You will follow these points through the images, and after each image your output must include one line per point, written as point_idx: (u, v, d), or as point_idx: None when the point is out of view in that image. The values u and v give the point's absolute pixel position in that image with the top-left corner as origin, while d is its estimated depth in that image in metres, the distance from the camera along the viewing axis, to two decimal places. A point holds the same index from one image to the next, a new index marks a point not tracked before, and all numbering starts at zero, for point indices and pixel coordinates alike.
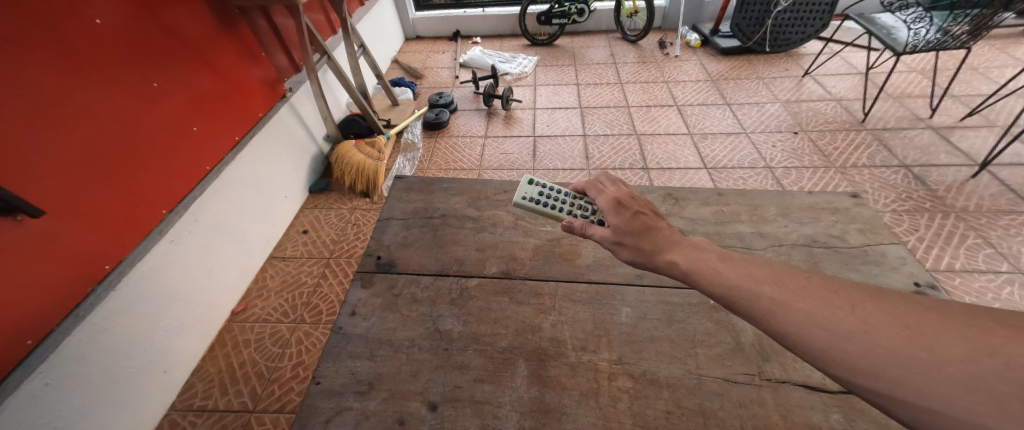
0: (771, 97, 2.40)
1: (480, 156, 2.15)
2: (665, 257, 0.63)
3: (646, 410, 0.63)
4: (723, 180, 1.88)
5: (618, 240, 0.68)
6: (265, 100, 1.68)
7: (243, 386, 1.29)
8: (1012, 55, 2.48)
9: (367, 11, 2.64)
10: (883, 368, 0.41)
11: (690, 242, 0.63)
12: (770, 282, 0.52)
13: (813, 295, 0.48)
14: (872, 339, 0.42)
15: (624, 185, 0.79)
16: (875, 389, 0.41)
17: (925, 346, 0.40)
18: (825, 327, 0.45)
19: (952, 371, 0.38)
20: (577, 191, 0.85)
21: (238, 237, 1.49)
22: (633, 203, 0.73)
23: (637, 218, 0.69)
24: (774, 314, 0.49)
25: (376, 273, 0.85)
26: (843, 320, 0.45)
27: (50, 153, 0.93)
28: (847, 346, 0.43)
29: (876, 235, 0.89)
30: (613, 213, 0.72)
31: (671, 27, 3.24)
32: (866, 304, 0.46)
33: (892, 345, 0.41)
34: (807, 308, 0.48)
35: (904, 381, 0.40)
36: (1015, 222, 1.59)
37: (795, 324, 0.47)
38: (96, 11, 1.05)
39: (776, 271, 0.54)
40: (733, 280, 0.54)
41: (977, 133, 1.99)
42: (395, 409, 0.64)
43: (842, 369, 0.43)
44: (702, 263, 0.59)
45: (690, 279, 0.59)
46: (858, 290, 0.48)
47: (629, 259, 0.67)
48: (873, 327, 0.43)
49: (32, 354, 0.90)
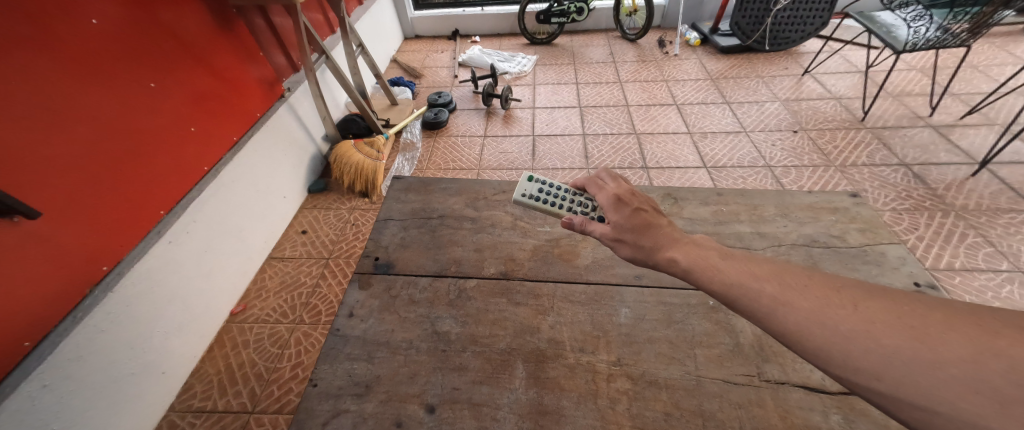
0: (771, 96, 2.39)
1: (479, 156, 2.14)
2: (666, 254, 0.62)
3: (644, 412, 0.62)
4: (723, 179, 1.88)
5: (618, 237, 0.67)
6: (264, 100, 1.67)
7: (242, 386, 1.29)
8: (1012, 53, 2.47)
9: (366, 10, 2.63)
10: (884, 368, 0.41)
11: (691, 239, 0.63)
12: (771, 280, 0.52)
13: (814, 293, 0.48)
14: (875, 339, 0.42)
15: (624, 181, 0.78)
16: (875, 389, 0.41)
17: (928, 347, 0.40)
18: (825, 326, 0.45)
19: (954, 371, 0.37)
20: (577, 187, 0.85)
21: (237, 238, 1.49)
22: (633, 199, 0.72)
23: (637, 215, 0.69)
24: (773, 313, 0.49)
25: (374, 274, 0.84)
26: (845, 319, 0.45)
27: (47, 154, 0.93)
28: (849, 346, 0.43)
29: (876, 234, 0.89)
30: (613, 210, 0.71)
31: (670, 25, 3.23)
32: (868, 303, 0.45)
33: (894, 344, 0.41)
34: (807, 307, 0.47)
35: (904, 381, 0.39)
36: (1015, 221, 1.59)
37: (795, 323, 0.47)
38: (92, 11, 1.04)
39: (775, 270, 0.53)
40: (733, 278, 0.54)
41: (977, 132, 1.98)
42: (393, 412, 0.64)
43: (842, 369, 0.43)
44: (703, 261, 0.58)
45: (689, 277, 0.59)
46: (860, 289, 0.48)
47: (629, 256, 0.66)
48: (875, 326, 0.43)
49: (31, 355, 0.90)
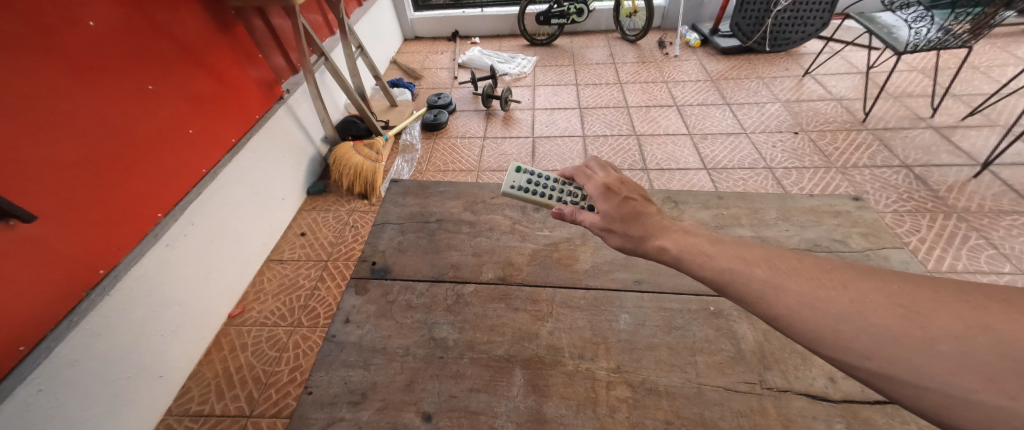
0: (771, 97, 2.39)
1: (478, 158, 2.13)
2: (655, 242, 0.62)
3: (645, 421, 0.61)
4: (724, 181, 1.87)
5: (607, 227, 0.67)
6: (262, 101, 1.66)
7: (240, 390, 1.28)
8: (1014, 54, 2.46)
9: (366, 11, 2.63)
10: (875, 347, 0.40)
11: (681, 227, 0.63)
12: (762, 265, 0.51)
13: (804, 276, 0.47)
14: (866, 319, 0.41)
15: (613, 170, 0.77)
16: (866, 368, 0.40)
17: (918, 324, 0.39)
18: (816, 309, 0.44)
19: (944, 348, 0.37)
20: (565, 177, 0.84)
21: (234, 240, 1.48)
22: (622, 188, 0.72)
23: (626, 203, 0.68)
24: (765, 299, 0.48)
25: (371, 280, 0.83)
26: (835, 300, 0.44)
27: (43, 157, 0.92)
28: (840, 326, 0.42)
29: (879, 238, 0.88)
30: (601, 199, 0.71)
31: (671, 26, 3.22)
32: (858, 282, 0.45)
33: (883, 323, 0.41)
34: (799, 289, 0.47)
35: (896, 360, 0.39)
36: (1017, 223, 1.58)
37: (788, 306, 0.46)
38: (89, 13, 1.04)
39: (767, 254, 0.53)
40: (725, 264, 0.54)
41: (978, 133, 1.97)
42: (389, 420, 0.63)
43: (834, 351, 0.42)
44: (693, 248, 0.58)
45: (680, 265, 0.58)
46: (849, 269, 0.47)
47: (618, 246, 0.66)
48: (865, 306, 0.42)
49: (26, 359, 0.89)
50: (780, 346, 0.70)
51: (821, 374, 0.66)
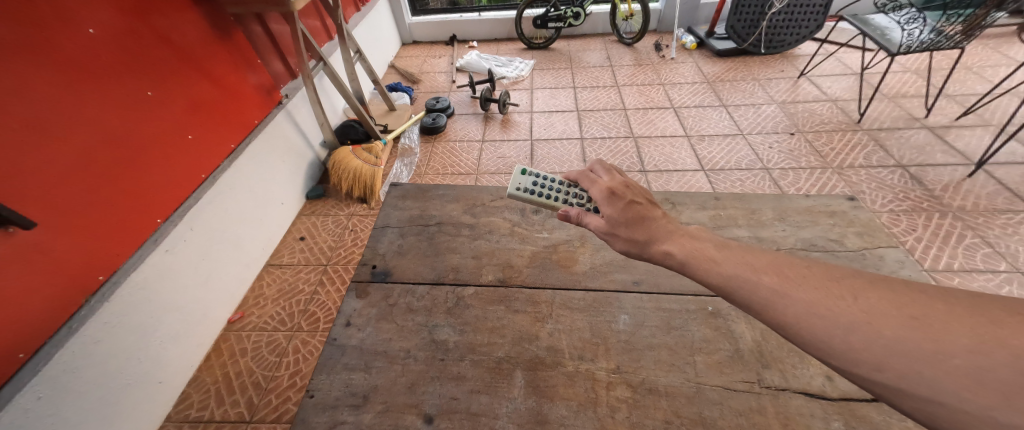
0: (767, 98, 2.41)
1: (477, 161, 2.14)
2: (660, 247, 0.63)
3: (644, 420, 0.62)
4: (720, 182, 1.88)
5: (611, 231, 0.68)
6: (261, 107, 1.67)
7: (239, 396, 1.28)
8: (1005, 54, 2.50)
9: (364, 15, 2.65)
10: (885, 359, 0.41)
11: (686, 231, 0.64)
12: (770, 272, 0.52)
13: (814, 286, 0.48)
14: (877, 330, 0.42)
15: (618, 173, 0.78)
16: (877, 381, 0.41)
17: (930, 338, 0.39)
18: (825, 318, 0.45)
19: (957, 362, 0.37)
20: (570, 180, 0.84)
21: (234, 246, 1.48)
22: (627, 192, 0.72)
23: (631, 207, 0.69)
24: (772, 306, 0.49)
25: (371, 283, 0.84)
26: (845, 310, 0.45)
27: (45, 163, 0.93)
28: (849, 338, 0.43)
29: (874, 237, 0.89)
30: (606, 203, 0.71)
31: (666, 29, 3.26)
32: (869, 294, 0.45)
33: (894, 335, 0.41)
34: (806, 298, 0.47)
35: (907, 374, 0.39)
36: (1011, 221, 1.59)
37: (795, 315, 0.47)
38: (88, 21, 1.05)
39: (774, 261, 0.54)
40: (732, 270, 0.54)
41: (972, 132, 1.99)
42: (391, 422, 0.63)
43: (843, 362, 0.43)
44: (698, 253, 0.59)
45: (686, 270, 0.59)
46: (860, 280, 0.48)
47: (622, 249, 0.67)
48: (876, 318, 0.43)
49: (25, 366, 0.88)
50: (778, 346, 0.70)
51: (818, 372, 0.66)
